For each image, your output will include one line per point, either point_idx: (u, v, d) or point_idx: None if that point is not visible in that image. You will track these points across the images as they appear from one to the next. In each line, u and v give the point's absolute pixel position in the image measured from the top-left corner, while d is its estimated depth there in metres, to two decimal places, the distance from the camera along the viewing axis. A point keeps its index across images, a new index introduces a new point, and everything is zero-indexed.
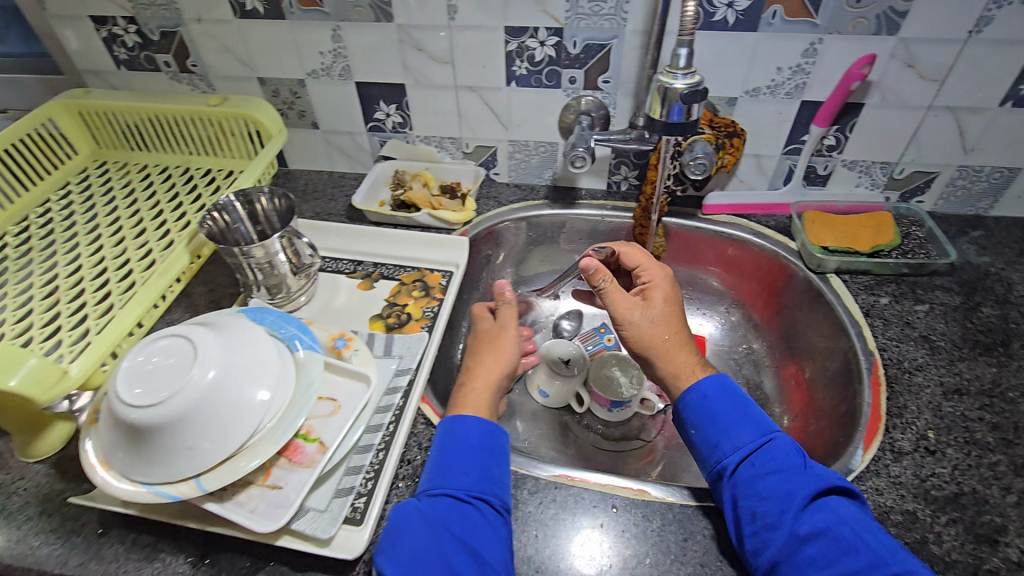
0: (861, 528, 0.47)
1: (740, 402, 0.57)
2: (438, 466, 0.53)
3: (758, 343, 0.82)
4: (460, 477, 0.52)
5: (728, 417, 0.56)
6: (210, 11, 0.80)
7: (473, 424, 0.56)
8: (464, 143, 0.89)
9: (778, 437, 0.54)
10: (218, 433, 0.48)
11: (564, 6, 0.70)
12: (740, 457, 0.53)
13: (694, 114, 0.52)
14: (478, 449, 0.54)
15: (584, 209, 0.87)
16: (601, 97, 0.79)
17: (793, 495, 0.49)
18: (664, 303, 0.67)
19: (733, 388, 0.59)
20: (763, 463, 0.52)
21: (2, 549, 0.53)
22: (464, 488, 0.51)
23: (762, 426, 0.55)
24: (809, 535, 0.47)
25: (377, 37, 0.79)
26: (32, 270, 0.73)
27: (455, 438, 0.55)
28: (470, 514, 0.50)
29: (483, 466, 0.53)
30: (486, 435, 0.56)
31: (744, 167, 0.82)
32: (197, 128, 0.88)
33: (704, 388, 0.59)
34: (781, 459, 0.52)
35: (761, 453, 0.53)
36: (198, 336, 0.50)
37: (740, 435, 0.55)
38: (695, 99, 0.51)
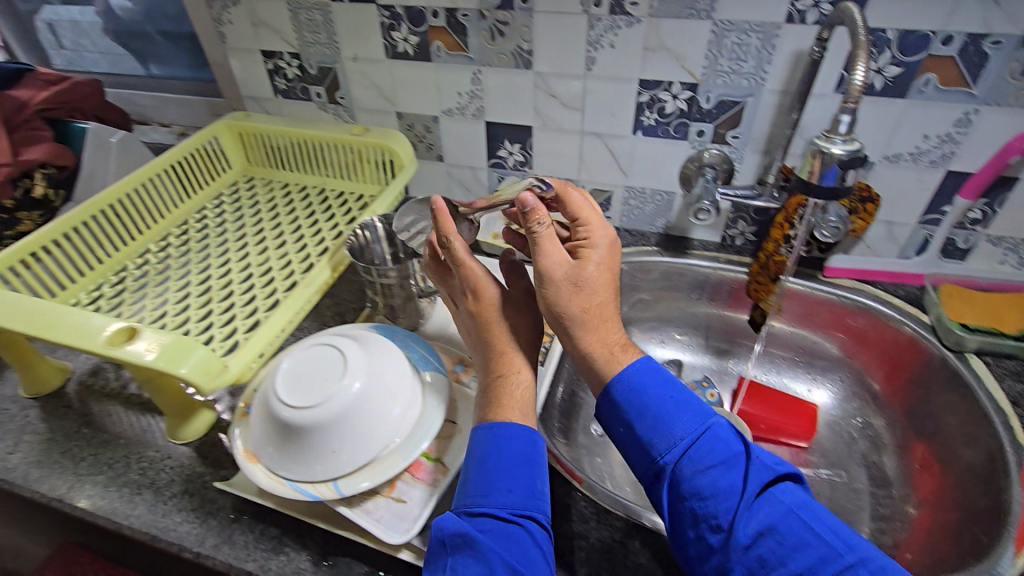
0: (823, 523, 0.45)
1: (666, 389, 0.52)
2: (481, 479, 0.49)
3: (878, 419, 0.77)
4: (504, 495, 0.48)
5: (659, 405, 0.51)
6: (367, 52, 0.89)
7: (516, 430, 0.51)
8: (581, 186, 0.92)
9: (714, 425, 0.50)
10: (358, 442, 0.51)
11: (703, 63, 0.72)
12: (682, 452, 0.48)
13: (848, 179, 0.52)
14: (521, 460, 0.50)
15: (697, 260, 0.87)
16: (727, 152, 0.79)
17: (746, 495, 0.46)
18: (603, 268, 0.55)
19: (663, 372, 0.54)
20: (702, 459, 0.48)
21: (149, 521, 0.58)
22: (508, 507, 0.48)
23: (699, 417, 0.50)
24: (759, 534, 0.45)
25: (514, 82, 0.84)
26: (190, 270, 0.81)
27: (499, 450, 0.50)
28: (521, 540, 0.47)
29: (526, 480, 0.49)
30: (528, 445, 0.51)
31: (874, 233, 0.79)
32: (338, 153, 0.96)
33: (630, 376, 0.52)
34: (724, 455, 0.48)
35: (698, 447, 0.49)
36: (346, 348, 0.54)
37: (673, 428, 0.50)
38: (852, 165, 0.50)
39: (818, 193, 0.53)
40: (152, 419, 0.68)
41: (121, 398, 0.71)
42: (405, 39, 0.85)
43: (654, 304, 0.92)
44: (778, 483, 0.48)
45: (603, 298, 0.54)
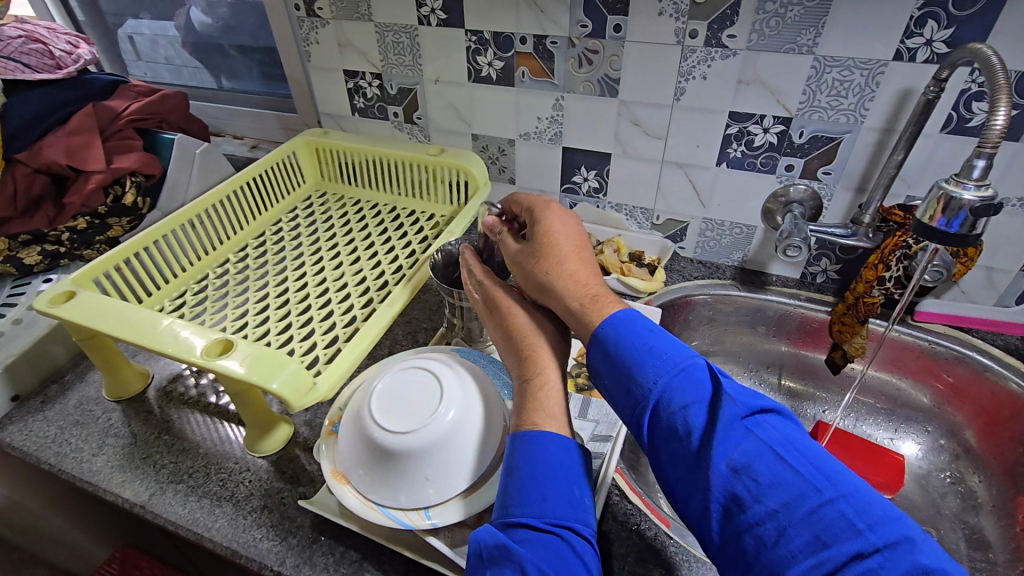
0: (812, 457, 0.40)
1: (646, 334, 0.48)
2: (516, 490, 0.45)
3: (973, 477, 0.73)
4: (538, 504, 0.44)
5: (635, 348, 0.47)
6: (450, 75, 0.90)
7: (559, 444, 0.48)
8: (655, 215, 0.90)
9: (692, 363, 0.46)
10: (451, 472, 0.50)
11: (800, 98, 0.71)
12: (658, 395, 0.45)
13: (977, 227, 0.51)
14: (558, 467, 0.46)
15: (775, 296, 0.84)
16: (816, 188, 0.77)
17: (736, 436, 0.41)
18: (564, 237, 0.58)
19: (643, 320, 0.50)
20: (678, 397, 0.44)
21: (229, 534, 0.57)
22: (544, 516, 0.44)
23: (672, 358, 0.46)
24: (740, 468, 0.40)
25: (596, 109, 0.84)
26: (268, 282, 0.83)
27: (533, 459, 0.46)
28: (564, 552, 0.42)
29: (563, 487, 0.45)
30: (564, 452, 0.47)
31: (971, 278, 0.75)
32: (412, 172, 0.97)
33: (609, 328, 0.50)
34: (695, 391, 0.44)
35: (673, 384, 0.45)
36: (441, 372, 0.53)
37: (647, 369, 0.46)
38: (984, 213, 0.50)
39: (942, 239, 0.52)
40: (229, 428, 0.68)
41: (199, 405, 0.71)
42: (490, 64, 0.86)
43: (726, 339, 0.90)
44: (765, 417, 0.43)
45: (553, 254, 0.57)
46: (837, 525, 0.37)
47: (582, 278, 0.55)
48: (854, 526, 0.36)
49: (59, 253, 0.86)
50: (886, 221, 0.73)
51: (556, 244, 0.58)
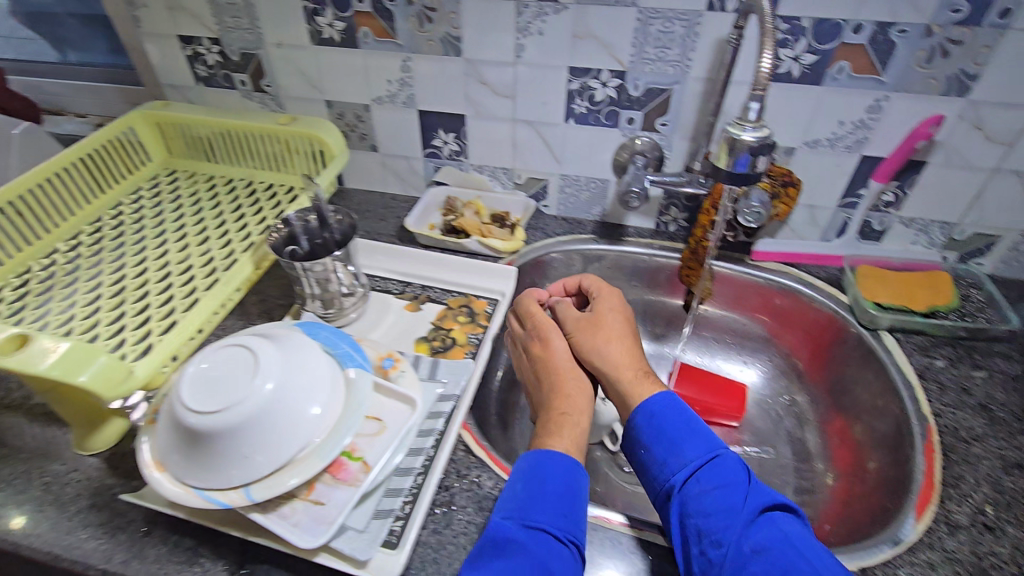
0: (805, 549, 0.45)
1: (690, 421, 0.55)
2: (527, 496, 0.52)
3: (802, 397, 0.80)
4: (555, 518, 0.50)
5: (677, 431, 0.54)
6: (292, 38, 0.85)
7: (566, 466, 0.54)
8: (516, 174, 0.91)
9: (723, 455, 0.53)
10: (271, 445, 0.50)
11: (630, 51, 0.73)
12: (688, 473, 0.52)
13: (759, 165, 0.53)
14: (565, 493, 0.52)
15: (631, 247, 0.88)
16: (657, 139, 0.80)
17: (734, 511, 0.48)
18: (615, 315, 0.68)
19: (683, 409, 0.57)
20: (708, 479, 0.50)
21: (52, 539, 0.54)
22: (562, 529, 0.50)
23: (710, 444, 0.53)
24: (753, 552, 0.45)
25: (444, 70, 0.82)
26: (103, 269, 0.77)
27: (552, 471, 0.53)
28: (564, 557, 0.48)
29: (571, 508, 0.52)
30: (570, 472, 0.54)
31: (797, 217, 0.81)
32: (265, 144, 0.92)
33: (651, 406, 0.57)
34: (731, 478, 0.50)
35: (706, 469, 0.51)
36: (258, 345, 0.52)
37: (685, 451, 0.53)
38: (762, 151, 0.52)
39: (730, 178, 0.54)
40: (59, 429, 0.63)
41: (24, 409, 0.66)
42: (330, 24, 0.82)
43: None
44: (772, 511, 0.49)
45: (601, 330, 0.66)
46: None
47: (616, 354, 0.63)
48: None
49: None
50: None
51: (608, 324, 0.67)
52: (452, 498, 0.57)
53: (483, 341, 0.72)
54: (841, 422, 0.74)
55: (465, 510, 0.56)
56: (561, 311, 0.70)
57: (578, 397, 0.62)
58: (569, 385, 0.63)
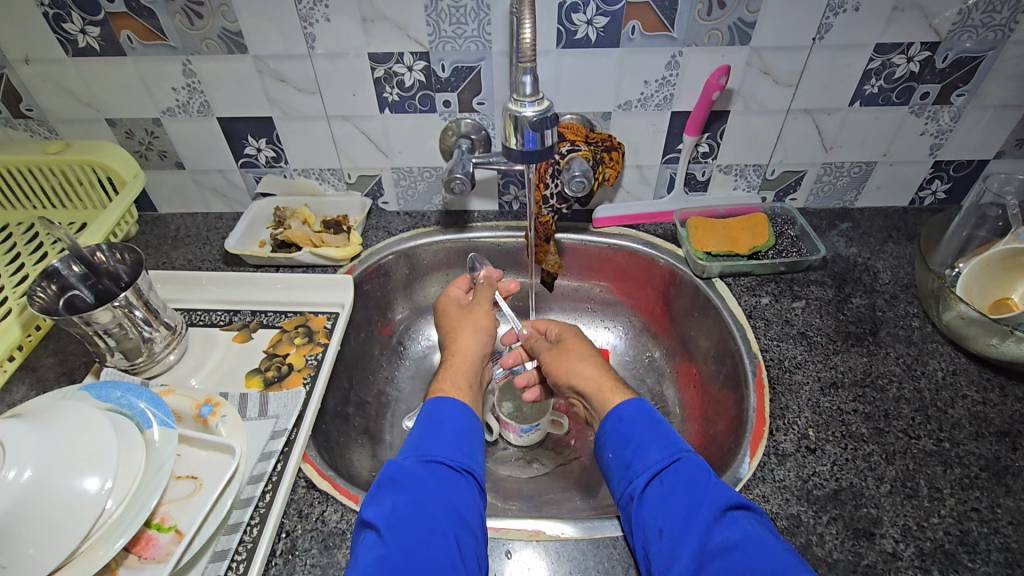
0: (766, 547, 0.45)
1: (654, 425, 0.56)
2: (427, 437, 0.55)
3: (659, 351, 0.83)
4: (454, 453, 0.54)
5: (642, 437, 0.55)
6: (39, 51, 0.72)
7: (458, 406, 0.59)
8: (345, 173, 0.85)
9: (686, 458, 0.53)
10: (41, 544, 0.42)
11: (427, 30, 0.69)
12: (650, 476, 0.52)
13: (548, 140, 0.54)
14: (459, 432, 0.56)
15: (478, 233, 0.86)
16: (479, 119, 0.77)
17: (697, 514, 0.48)
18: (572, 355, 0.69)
19: (652, 413, 0.58)
20: (671, 481, 0.51)
21: None
22: (458, 460, 0.54)
23: (670, 446, 0.54)
24: (721, 552, 0.45)
25: (234, 71, 0.73)
26: None
27: (447, 415, 0.57)
28: (461, 484, 0.52)
29: (470, 448, 0.56)
30: (464, 420, 0.58)
31: (628, 178, 0.82)
32: (38, 178, 0.80)
33: (622, 410, 0.58)
34: (687, 480, 0.51)
35: (670, 471, 0.52)
36: (7, 431, 0.45)
37: (648, 455, 0.54)
38: (546, 125, 0.53)
39: (525, 157, 0.55)
40: None
41: None
42: (82, 31, 0.70)
43: (449, 283, 0.90)
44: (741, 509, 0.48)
45: (572, 353, 0.68)
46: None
47: (591, 372, 0.65)
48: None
49: None
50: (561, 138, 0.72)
51: (576, 349, 0.69)
52: (294, 543, 0.51)
53: (323, 361, 0.66)
54: (686, 366, 0.78)
55: (309, 553, 0.51)
56: (447, 308, 0.74)
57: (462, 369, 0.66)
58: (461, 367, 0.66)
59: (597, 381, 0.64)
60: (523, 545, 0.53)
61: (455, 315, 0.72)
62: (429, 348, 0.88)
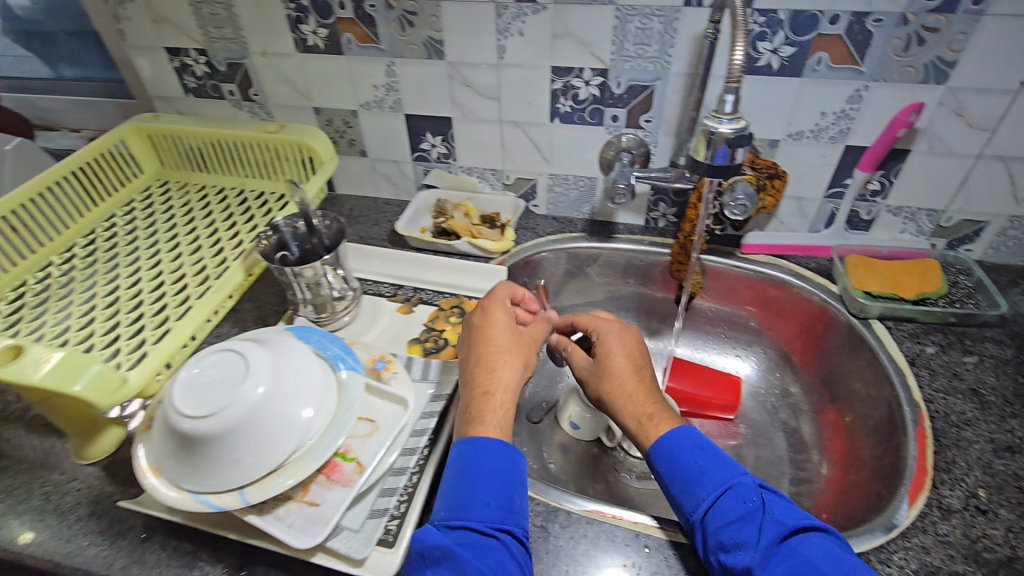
0: (828, 568, 0.44)
1: (709, 454, 0.54)
2: (461, 494, 0.51)
3: (796, 388, 0.81)
4: (483, 508, 0.50)
5: (689, 472, 0.53)
6: (276, 46, 0.85)
7: (483, 455, 0.53)
8: (505, 175, 0.91)
9: (734, 485, 0.51)
10: (263, 450, 0.49)
11: (610, 48, 0.73)
12: (702, 513, 0.50)
13: (737, 158, 0.55)
14: (496, 477, 0.52)
15: (622, 243, 0.88)
16: (643, 135, 0.80)
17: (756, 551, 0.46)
18: (623, 359, 0.65)
19: (702, 439, 0.56)
20: (718, 517, 0.49)
21: (53, 546, 0.55)
22: (487, 519, 0.50)
23: (716, 478, 0.51)
24: None
25: (428, 74, 0.82)
26: (98, 281, 0.77)
27: (476, 463, 0.53)
28: (498, 549, 0.48)
29: (505, 494, 0.52)
30: (504, 460, 0.53)
31: (785, 209, 0.82)
32: (256, 152, 0.93)
33: (667, 443, 0.56)
34: (736, 512, 0.49)
35: (718, 504, 0.50)
36: (249, 350, 0.52)
37: (698, 490, 0.52)
38: (739, 144, 0.54)
39: (711, 172, 0.55)
40: (59, 441, 0.65)
41: (22, 421, 0.68)
42: (313, 32, 0.82)
43: (584, 289, 0.94)
44: (805, 533, 0.48)
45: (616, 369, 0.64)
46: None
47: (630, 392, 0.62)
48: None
49: None
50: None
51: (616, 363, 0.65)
52: None
53: None
54: (834, 415, 0.74)
55: None
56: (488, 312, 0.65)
57: (502, 373, 0.60)
58: (488, 379, 0.59)
59: (637, 411, 0.60)
60: (659, 544, 0.54)
61: (485, 329, 0.63)
62: None
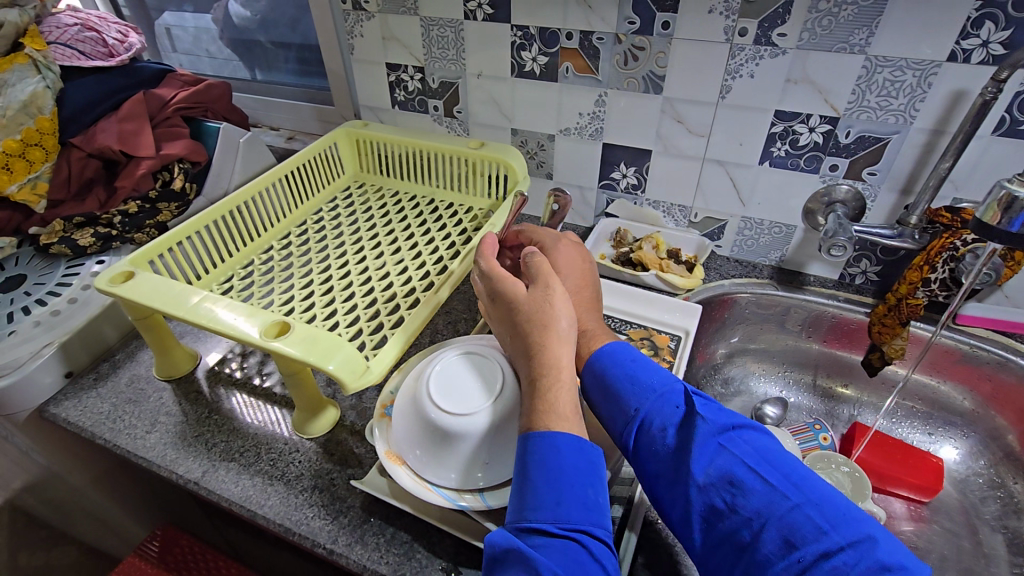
0: (780, 465, 0.42)
1: (621, 362, 0.50)
2: (530, 491, 0.43)
3: (1017, 484, 0.72)
4: (555, 507, 0.42)
5: (618, 377, 0.49)
6: (493, 69, 0.91)
7: (555, 445, 0.44)
8: (693, 213, 0.91)
9: (676, 391, 0.48)
10: (504, 459, 0.51)
11: (848, 98, 0.71)
12: (637, 417, 0.47)
13: None
14: (574, 470, 0.43)
15: (814, 296, 0.84)
16: (861, 188, 0.77)
17: (751, 467, 0.42)
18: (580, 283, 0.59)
19: (631, 352, 0.52)
20: (662, 421, 0.46)
21: (282, 512, 0.58)
22: (559, 521, 0.41)
23: (651, 382, 0.48)
24: (809, 535, 0.38)
25: (639, 107, 0.84)
26: (313, 270, 0.84)
27: (551, 460, 0.43)
28: (574, 552, 0.40)
29: (580, 491, 0.43)
30: (577, 452, 0.44)
31: (1016, 283, 0.75)
32: (452, 165, 0.98)
33: (599, 356, 0.52)
34: (691, 418, 0.46)
35: (655, 411, 0.47)
36: (496, 359, 0.55)
37: (630, 394, 0.48)
38: None
39: (1002, 237, 0.53)
40: (278, 411, 0.69)
41: (247, 387, 0.73)
42: (534, 59, 0.87)
43: (761, 338, 0.90)
44: (740, 432, 0.45)
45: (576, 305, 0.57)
46: (803, 525, 0.39)
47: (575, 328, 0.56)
48: (820, 527, 0.38)
49: (111, 236, 0.87)
50: (932, 223, 0.72)
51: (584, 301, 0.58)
52: None
53: None
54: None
55: None
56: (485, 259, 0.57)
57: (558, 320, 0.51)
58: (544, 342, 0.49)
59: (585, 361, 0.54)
60: None
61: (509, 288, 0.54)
62: (728, 394, 0.89)
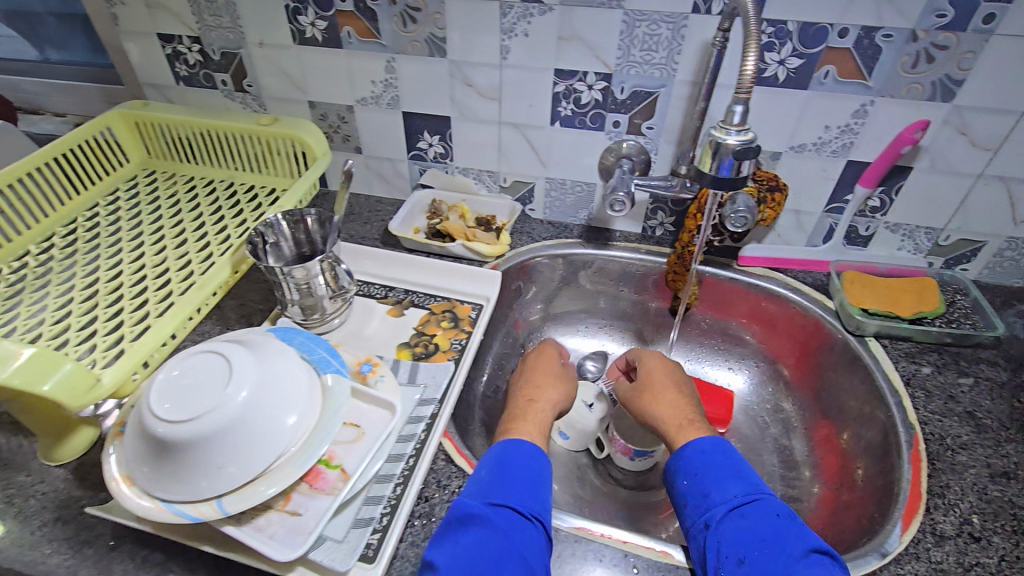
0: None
1: (735, 463, 0.54)
2: (498, 483, 0.52)
3: (790, 404, 0.80)
4: (522, 496, 0.51)
5: (720, 471, 0.54)
6: (273, 37, 0.83)
7: (528, 453, 0.55)
8: (502, 177, 0.90)
9: (768, 499, 0.51)
10: (243, 457, 0.48)
11: (616, 53, 0.72)
12: (728, 508, 0.50)
13: (743, 170, 0.57)
14: (537, 474, 0.54)
15: (619, 251, 0.87)
16: (644, 143, 0.79)
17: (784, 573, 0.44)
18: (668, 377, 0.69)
19: (730, 449, 0.56)
20: (744, 519, 0.49)
21: (12, 553, 0.51)
22: (527, 505, 0.50)
23: (752, 484, 0.52)
24: None
25: (428, 71, 0.81)
26: (76, 274, 0.75)
27: (515, 462, 0.54)
28: (530, 532, 0.49)
29: (538, 492, 0.52)
30: (537, 463, 0.55)
31: (784, 222, 0.81)
32: (247, 145, 0.90)
33: (700, 443, 0.57)
34: (768, 522, 0.49)
35: (751, 507, 0.50)
36: (232, 353, 0.51)
37: (729, 488, 0.52)
38: (746, 156, 0.56)
39: (715, 182, 0.57)
40: (24, 438, 0.61)
41: None
42: (312, 24, 0.80)
43: (579, 296, 0.92)
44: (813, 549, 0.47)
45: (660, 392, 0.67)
46: None
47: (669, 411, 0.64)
48: None
49: None
50: None
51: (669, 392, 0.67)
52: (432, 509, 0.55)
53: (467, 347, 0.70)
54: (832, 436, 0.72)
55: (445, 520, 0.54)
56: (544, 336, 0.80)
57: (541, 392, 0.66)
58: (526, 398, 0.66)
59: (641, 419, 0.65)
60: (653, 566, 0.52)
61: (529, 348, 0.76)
62: None
